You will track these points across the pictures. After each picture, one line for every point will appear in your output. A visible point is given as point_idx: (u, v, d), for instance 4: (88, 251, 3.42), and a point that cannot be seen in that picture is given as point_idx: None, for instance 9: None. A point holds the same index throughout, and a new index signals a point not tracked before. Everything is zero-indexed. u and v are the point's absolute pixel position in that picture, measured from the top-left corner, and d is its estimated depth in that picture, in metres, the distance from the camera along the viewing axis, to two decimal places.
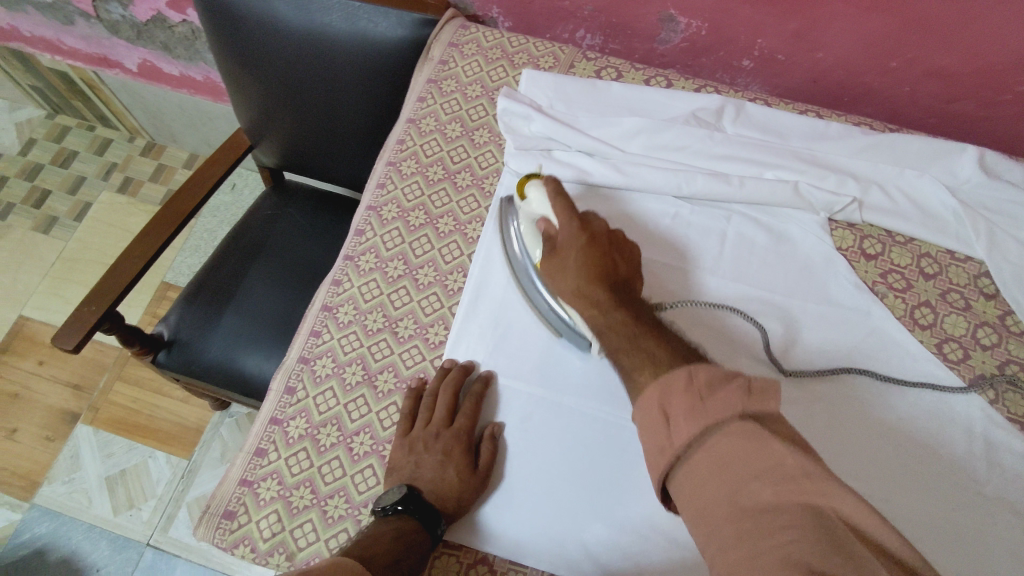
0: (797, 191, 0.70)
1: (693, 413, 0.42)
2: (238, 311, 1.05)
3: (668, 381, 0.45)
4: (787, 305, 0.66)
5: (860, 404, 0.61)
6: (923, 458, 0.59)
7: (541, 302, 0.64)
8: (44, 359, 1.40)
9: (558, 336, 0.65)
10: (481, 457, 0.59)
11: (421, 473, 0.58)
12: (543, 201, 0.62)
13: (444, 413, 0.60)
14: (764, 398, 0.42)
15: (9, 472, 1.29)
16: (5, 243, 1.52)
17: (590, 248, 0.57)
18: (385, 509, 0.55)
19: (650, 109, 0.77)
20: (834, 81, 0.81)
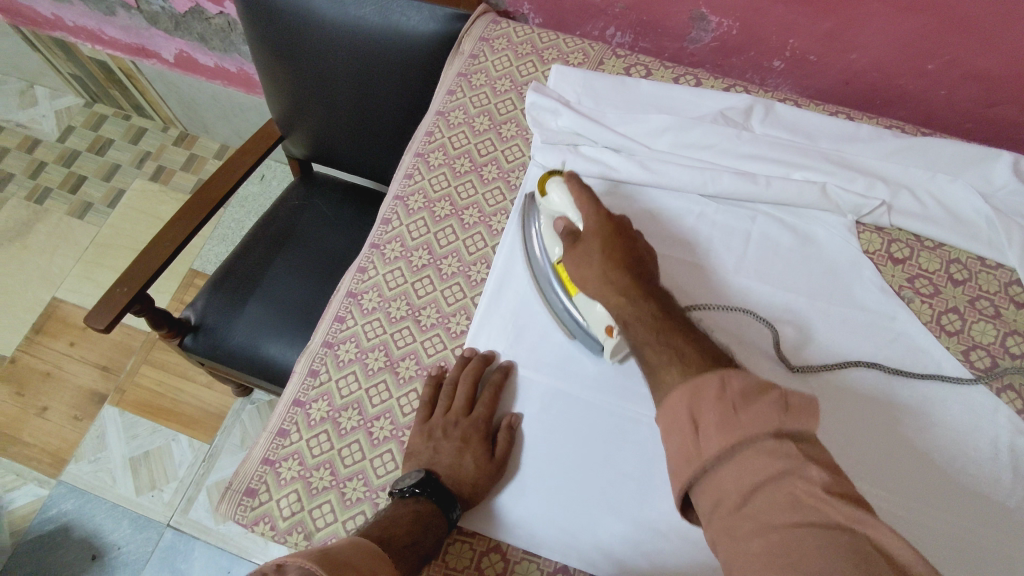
0: (824, 192, 0.70)
1: (724, 423, 0.41)
2: (264, 298, 1.07)
3: (699, 384, 0.44)
4: (810, 307, 0.66)
5: (873, 414, 0.60)
6: (934, 471, 0.58)
7: (556, 301, 0.64)
8: (75, 341, 1.44)
9: (571, 338, 0.64)
10: (499, 445, 0.59)
11: (439, 459, 0.59)
12: (563, 198, 0.62)
13: (464, 401, 0.61)
14: (801, 415, 0.41)
15: (38, 449, 1.33)
16: (42, 226, 1.57)
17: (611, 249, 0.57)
18: (402, 491, 0.56)
19: (678, 107, 0.77)
20: (866, 83, 0.81)
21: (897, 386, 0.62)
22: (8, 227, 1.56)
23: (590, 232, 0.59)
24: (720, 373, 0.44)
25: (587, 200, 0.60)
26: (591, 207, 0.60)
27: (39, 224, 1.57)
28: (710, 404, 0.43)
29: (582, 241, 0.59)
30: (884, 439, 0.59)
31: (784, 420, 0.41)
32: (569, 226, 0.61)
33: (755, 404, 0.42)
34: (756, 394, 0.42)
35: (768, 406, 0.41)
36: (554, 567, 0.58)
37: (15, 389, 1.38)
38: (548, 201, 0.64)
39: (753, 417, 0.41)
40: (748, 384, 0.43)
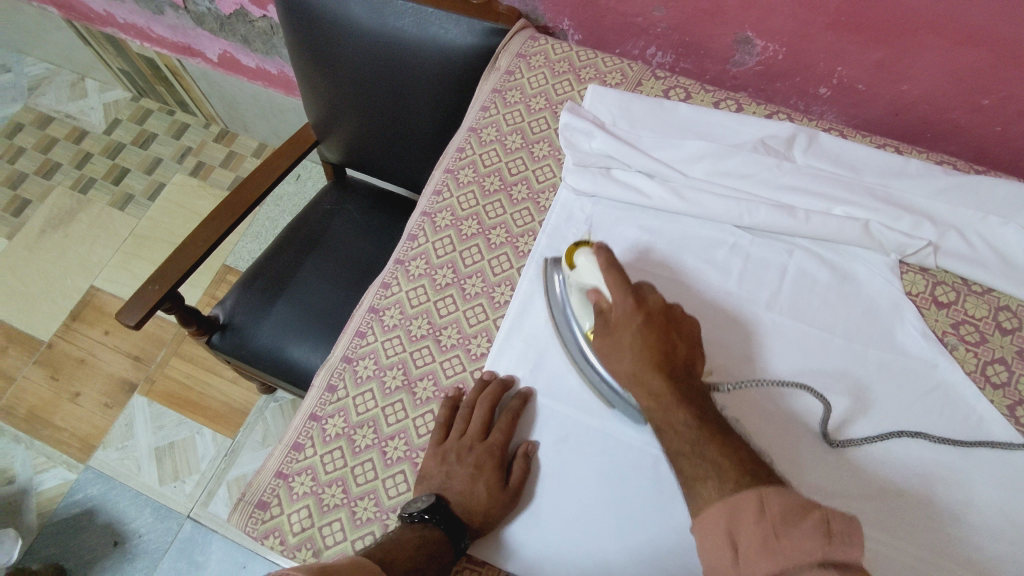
0: (866, 229, 0.67)
1: (766, 550, 0.44)
2: (290, 300, 1.08)
3: (735, 505, 0.47)
4: (846, 347, 0.63)
5: (871, 465, 0.58)
6: (923, 531, 0.55)
7: (591, 373, 0.60)
8: (109, 330, 1.47)
9: (610, 407, 0.61)
10: (513, 474, 0.58)
11: (451, 484, 0.58)
12: (593, 272, 0.58)
13: (479, 427, 0.60)
14: (844, 544, 0.43)
15: (69, 433, 1.37)
16: (84, 216, 1.61)
17: (646, 329, 0.55)
18: (412, 515, 0.55)
19: (716, 132, 0.75)
20: (917, 116, 0.77)
21: (924, 451, 0.58)
22: (53, 215, 1.61)
23: (621, 322, 0.56)
24: (759, 491, 0.47)
25: (616, 281, 0.56)
26: (620, 290, 0.56)
27: (82, 214, 1.61)
28: (748, 523, 0.46)
29: (612, 329, 0.57)
30: (879, 490, 0.57)
31: (828, 547, 0.43)
32: (600, 304, 0.58)
33: (797, 527, 0.44)
34: (796, 516, 0.45)
35: (807, 529, 0.44)
36: None
37: (51, 374, 1.43)
38: (578, 275, 0.60)
39: (794, 543, 0.44)
40: (785, 505, 0.46)
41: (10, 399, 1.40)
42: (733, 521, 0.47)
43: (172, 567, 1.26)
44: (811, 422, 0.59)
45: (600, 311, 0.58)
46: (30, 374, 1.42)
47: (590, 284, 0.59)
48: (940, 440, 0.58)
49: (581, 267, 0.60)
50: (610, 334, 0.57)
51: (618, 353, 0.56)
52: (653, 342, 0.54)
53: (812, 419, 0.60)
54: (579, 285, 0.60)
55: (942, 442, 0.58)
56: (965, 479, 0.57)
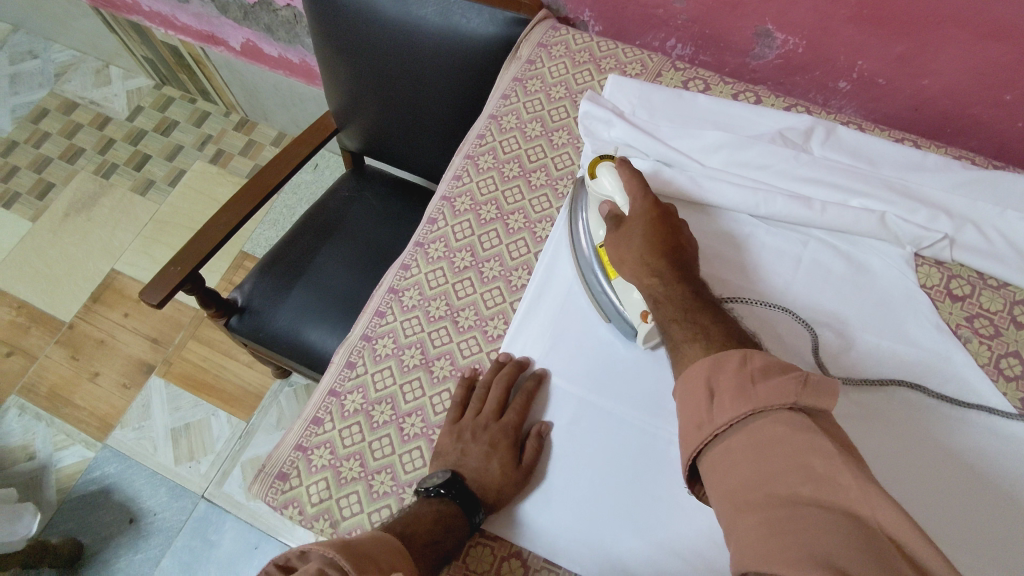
0: (882, 221, 0.67)
1: (741, 393, 0.44)
2: (308, 285, 1.10)
3: (720, 359, 0.47)
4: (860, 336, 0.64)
5: (889, 409, 0.60)
6: (942, 474, 0.57)
7: (595, 283, 0.65)
8: (128, 312, 1.50)
9: (606, 320, 0.65)
10: (527, 452, 0.59)
11: (467, 461, 0.59)
12: (612, 183, 0.63)
13: (495, 406, 0.61)
14: (817, 394, 0.43)
15: (88, 412, 1.39)
16: (107, 200, 1.64)
17: (658, 224, 0.59)
18: (428, 490, 0.57)
19: (734, 124, 0.76)
20: (936, 110, 0.77)
21: (935, 405, 0.60)
22: (76, 199, 1.64)
23: (636, 217, 0.60)
24: (744, 349, 0.47)
25: (635, 186, 0.61)
26: (638, 194, 0.61)
27: (104, 198, 1.64)
28: (728, 372, 0.46)
29: (626, 224, 0.61)
30: (899, 434, 0.59)
31: (800, 394, 0.43)
32: (615, 211, 0.62)
33: (774, 376, 0.44)
34: (775, 371, 0.45)
35: (785, 378, 0.44)
36: None
37: (71, 353, 1.45)
38: (598, 186, 0.65)
39: (768, 389, 0.43)
40: (768, 362, 0.46)
41: (32, 378, 1.43)
42: (713, 375, 0.47)
43: (186, 545, 1.28)
44: (800, 342, 0.63)
45: (615, 215, 0.62)
46: (51, 354, 1.45)
47: (606, 194, 0.64)
48: (941, 397, 0.60)
49: (601, 180, 0.64)
50: (622, 229, 0.61)
51: (628, 245, 0.60)
52: (663, 238, 0.59)
53: (801, 336, 0.63)
54: (597, 196, 0.65)
55: (942, 400, 0.60)
56: (978, 428, 0.59)
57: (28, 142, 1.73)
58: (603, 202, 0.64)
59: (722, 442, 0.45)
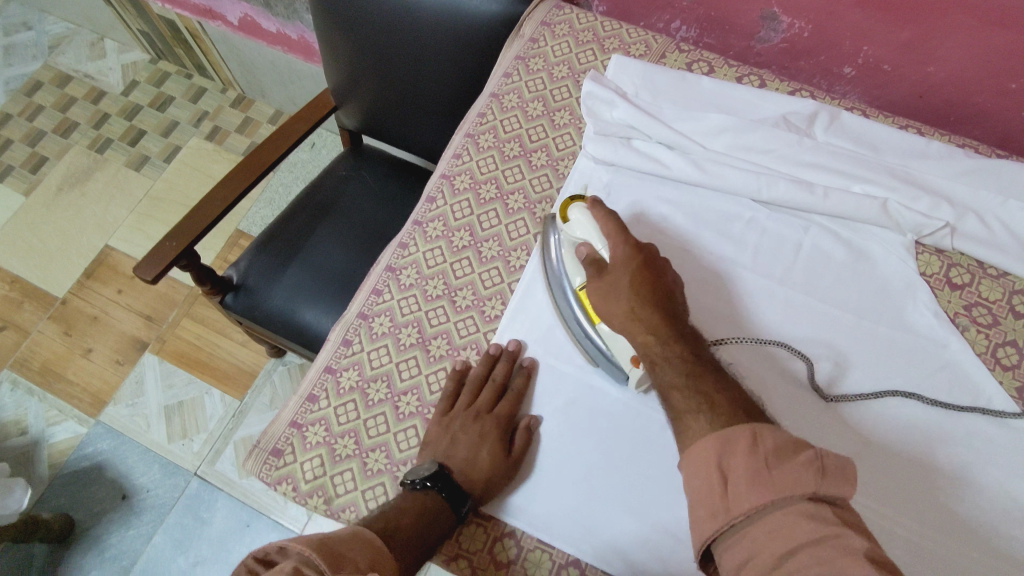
0: (884, 208, 0.67)
1: (757, 480, 0.44)
2: (303, 264, 1.09)
3: (729, 437, 0.46)
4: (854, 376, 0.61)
5: (883, 440, 0.59)
6: (934, 506, 0.56)
7: (578, 329, 0.62)
8: (122, 289, 1.49)
9: (594, 365, 0.62)
10: (516, 445, 0.59)
11: (456, 452, 0.59)
12: (585, 227, 0.61)
13: (488, 400, 0.61)
14: (834, 478, 0.43)
15: (81, 388, 1.39)
16: (101, 175, 1.62)
17: (642, 269, 0.57)
18: (414, 482, 0.56)
19: (738, 107, 0.75)
20: (941, 99, 0.77)
21: (932, 420, 0.59)
22: (70, 173, 1.63)
23: (617, 264, 0.57)
24: (753, 426, 0.46)
25: (613, 226, 0.59)
26: (616, 235, 0.58)
27: (98, 173, 1.62)
28: (739, 454, 0.45)
29: (608, 271, 0.58)
30: (892, 468, 0.57)
31: (819, 482, 0.42)
32: (593, 254, 0.59)
33: (789, 459, 0.44)
34: (789, 451, 0.44)
35: (802, 464, 0.43)
36: (566, 559, 0.58)
37: (64, 329, 1.44)
38: (570, 230, 0.62)
39: (786, 477, 0.43)
40: (780, 442, 0.45)
41: (24, 353, 1.42)
42: (723, 455, 0.46)
43: (178, 522, 1.28)
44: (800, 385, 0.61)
45: (594, 259, 0.59)
46: (44, 329, 1.44)
47: (582, 237, 0.61)
48: (934, 402, 0.60)
49: (574, 222, 0.62)
50: (603, 278, 0.58)
51: (614, 293, 0.57)
52: (647, 282, 0.56)
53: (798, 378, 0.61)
54: (571, 239, 0.62)
55: (934, 404, 0.60)
56: (975, 453, 0.58)
57: (21, 115, 1.70)
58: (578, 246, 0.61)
59: (738, 531, 0.44)
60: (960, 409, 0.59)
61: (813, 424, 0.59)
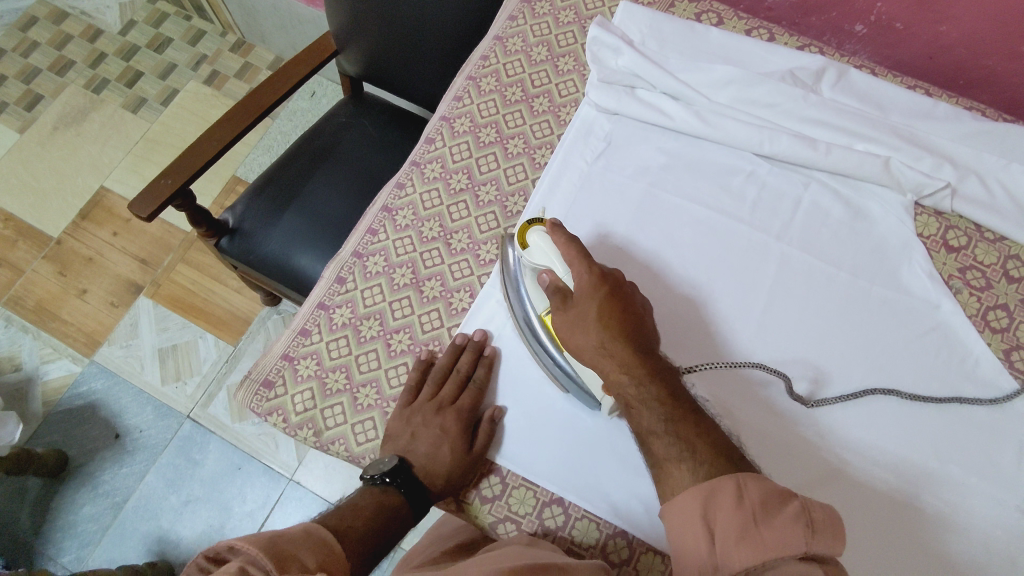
0: (886, 166, 0.66)
1: (743, 536, 0.44)
2: (300, 210, 1.08)
3: (714, 488, 0.46)
4: (822, 411, 0.59)
5: (858, 470, 0.57)
6: (910, 541, 0.54)
7: (546, 355, 0.60)
8: (117, 231, 1.48)
9: (564, 392, 0.61)
10: (478, 439, 0.59)
11: (416, 446, 0.59)
12: (547, 249, 0.58)
13: (451, 392, 0.60)
14: (823, 534, 0.42)
15: (76, 328, 1.39)
16: (97, 116, 1.60)
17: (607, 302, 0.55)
18: (374, 477, 0.57)
19: (745, 60, 0.74)
20: (951, 60, 0.76)
21: (911, 416, 0.59)
22: (65, 113, 1.60)
23: (583, 296, 0.56)
24: (738, 476, 0.47)
25: (576, 254, 0.57)
26: (579, 263, 0.57)
27: (94, 113, 1.60)
28: (726, 507, 0.45)
29: (573, 303, 0.57)
30: (867, 502, 0.56)
31: (809, 539, 0.42)
32: (557, 282, 0.57)
33: (775, 513, 0.44)
34: (775, 502, 0.44)
35: (789, 516, 0.43)
36: (551, 496, 0.59)
37: (58, 270, 1.44)
38: (531, 255, 0.60)
39: (773, 531, 0.43)
40: (765, 493, 0.45)
41: (19, 291, 1.42)
42: (711, 509, 0.46)
43: (170, 462, 1.30)
44: (775, 404, 0.60)
45: (558, 288, 0.57)
46: (39, 268, 1.44)
47: (543, 264, 0.59)
48: (913, 396, 0.59)
49: (533, 247, 0.60)
50: (569, 310, 0.57)
51: (583, 326, 0.56)
52: (617, 313, 0.55)
53: (773, 397, 0.60)
54: (531, 265, 0.60)
55: (914, 399, 0.59)
56: (954, 470, 0.56)
57: (16, 51, 1.67)
58: (541, 272, 0.59)
59: None
60: (938, 401, 0.59)
61: (783, 453, 0.58)
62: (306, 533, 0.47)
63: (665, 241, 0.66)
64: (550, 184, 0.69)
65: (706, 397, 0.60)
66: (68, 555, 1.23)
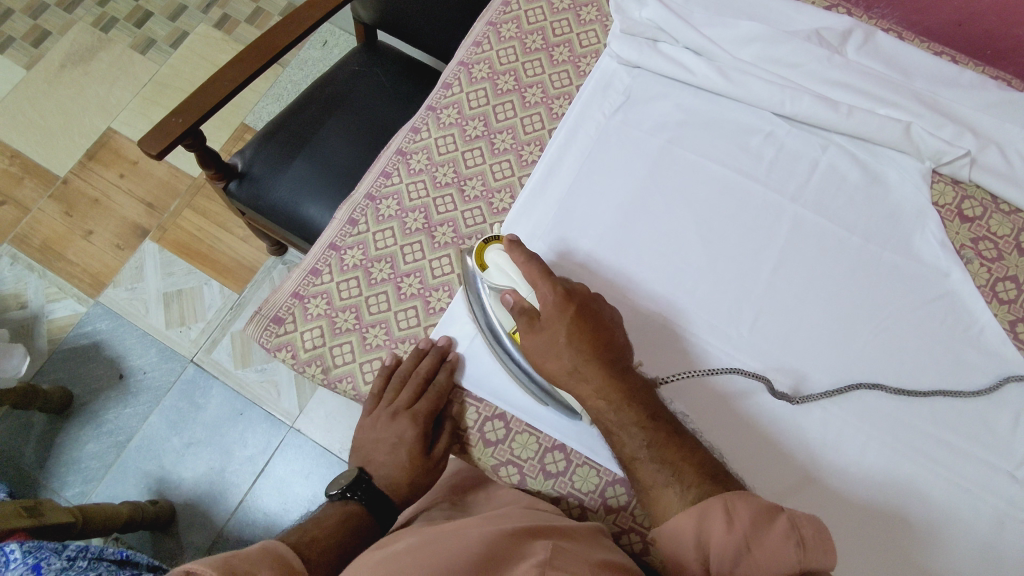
0: (907, 131, 0.66)
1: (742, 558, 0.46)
2: (309, 158, 1.07)
3: (704, 510, 0.48)
4: (800, 420, 0.58)
5: (837, 480, 0.57)
6: (889, 549, 0.55)
7: (519, 371, 0.59)
8: (124, 173, 1.47)
9: (543, 405, 0.60)
10: (438, 445, 0.61)
11: (378, 453, 0.62)
12: (507, 268, 0.58)
13: (407, 399, 0.60)
14: (815, 550, 0.45)
15: (81, 268, 1.40)
16: (105, 55, 1.57)
17: (576, 320, 0.54)
18: (335, 493, 0.60)
19: (772, 18, 0.74)
20: (981, 28, 0.74)
21: (896, 411, 0.58)
22: (73, 50, 1.58)
23: (551, 316, 0.55)
24: (725, 496, 0.48)
25: (538, 273, 0.55)
26: (543, 283, 0.55)
27: (102, 53, 1.58)
28: (718, 530, 0.47)
29: (543, 325, 0.55)
30: (844, 511, 0.56)
31: (802, 556, 0.45)
32: (522, 304, 0.56)
33: (768, 533, 0.46)
34: (764, 522, 0.47)
35: (781, 537, 0.46)
36: (552, 443, 0.60)
37: (64, 209, 1.44)
38: (490, 275, 0.59)
39: (767, 552, 0.46)
40: (754, 512, 0.47)
41: (25, 229, 1.42)
42: (703, 531, 0.48)
43: (173, 405, 1.32)
44: (753, 409, 0.59)
45: (524, 309, 0.56)
46: (45, 208, 1.44)
47: (505, 284, 0.58)
48: (898, 390, 0.59)
49: (492, 267, 0.59)
50: (539, 332, 0.55)
51: (554, 350, 0.55)
52: (587, 333, 0.54)
53: (749, 402, 0.59)
54: (493, 286, 0.59)
55: (898, 392, 0.59)
56: (941, 457, 0.56)
57: None
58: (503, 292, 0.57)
59: None
60: (922, 394, 0.58)
61: (761, 460, 0.58)
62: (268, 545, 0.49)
63: (670, 205, 0.66)
64: (556, 150, 0.68)
65: (681, 408, 0.59)
66: (70, 489, 1.26)
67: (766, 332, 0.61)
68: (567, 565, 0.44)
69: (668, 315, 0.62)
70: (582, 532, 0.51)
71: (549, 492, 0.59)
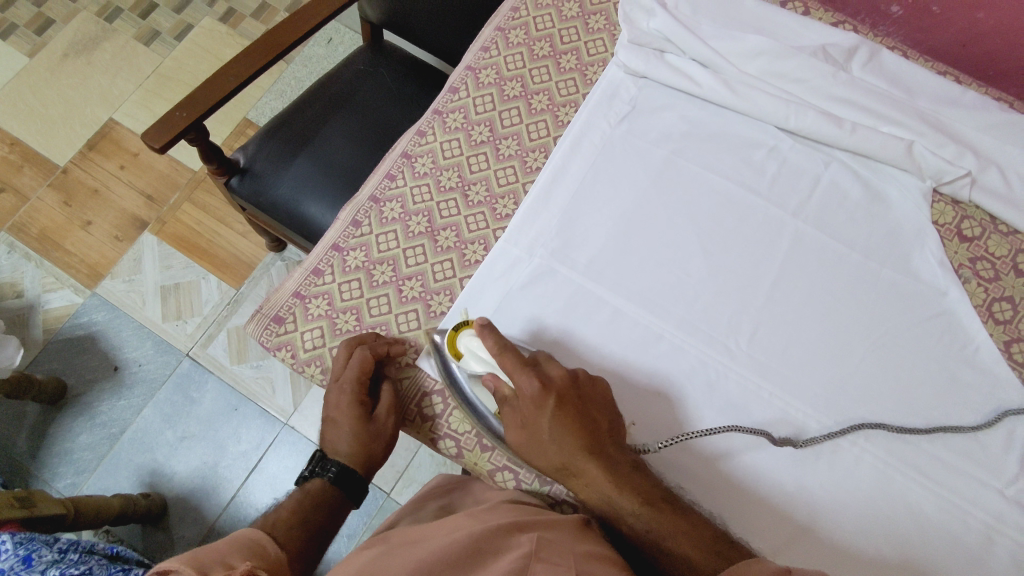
0: (909, 150, 0.66)
1: None
2: (311, 156, 1.07)
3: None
4: (800, 463, 0.58)
5: (836, 538, 0.56)
6: None
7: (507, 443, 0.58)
8: (124, 165, 1.46)
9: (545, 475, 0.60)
10: (381, 409, 0.62)
11: (336, 428, 0.64)
12: (481, 355, 0.56)
13: (340, 359, 0.61)
14: None
15: (79, 259, 1.39)
16: (108, 45, 1.57)
17: (559, 414, 0.53)
18: (306, 473, 0.65)
19: (780, 33, 0.74)
20: (985, 50, 0.75)
21: (901, 451, 0.58)
22: (77, 39, 1.57)
23: (532, 411, 0.54)
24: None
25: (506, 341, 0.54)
26: (521, 373, 0.54)
27: (106, 43, 1.57)
28: None
29: (524, 417, 0.54)
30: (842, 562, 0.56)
31: None
32: (502, 390, 0.55)
33: None
34: None
35: None
36: None
37: (64, 199, 1.43)
38: (465, 362, 0.58)
39: None
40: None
41: (23, 217, 1.41)
42: None
43: (167, 398, 1.31)
44: (750, 470, 0.58)
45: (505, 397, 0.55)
46: (44, 197, 1.43)
47: (483, 369, 0.57)
48: (897, 429, 0.58)
49: (466, 354, 0.57)
50: (524, 426, 0.54)
51: (538, 446, 0.54)
52: (572, 423, 0.53)
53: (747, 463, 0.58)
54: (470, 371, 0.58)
55: (899, 431, 0.58)
56: (941, 491, 0.56)
57: None
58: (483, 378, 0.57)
59: None
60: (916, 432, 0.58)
61: (738, 509, 0.57)
62: (247, 551, 0.49)
63: (670, 216, 0.66)
64: (554, 176, 0.68)
65: (683, 479, 0.58)
66: (62, 481, 1.25)
67: (765, 345, 0.62)
68: (554, 557, 0.45)
69: (669, 326, 0.62)
70: (566, 524, 0.51)
71: (546, 495, 0.60)
